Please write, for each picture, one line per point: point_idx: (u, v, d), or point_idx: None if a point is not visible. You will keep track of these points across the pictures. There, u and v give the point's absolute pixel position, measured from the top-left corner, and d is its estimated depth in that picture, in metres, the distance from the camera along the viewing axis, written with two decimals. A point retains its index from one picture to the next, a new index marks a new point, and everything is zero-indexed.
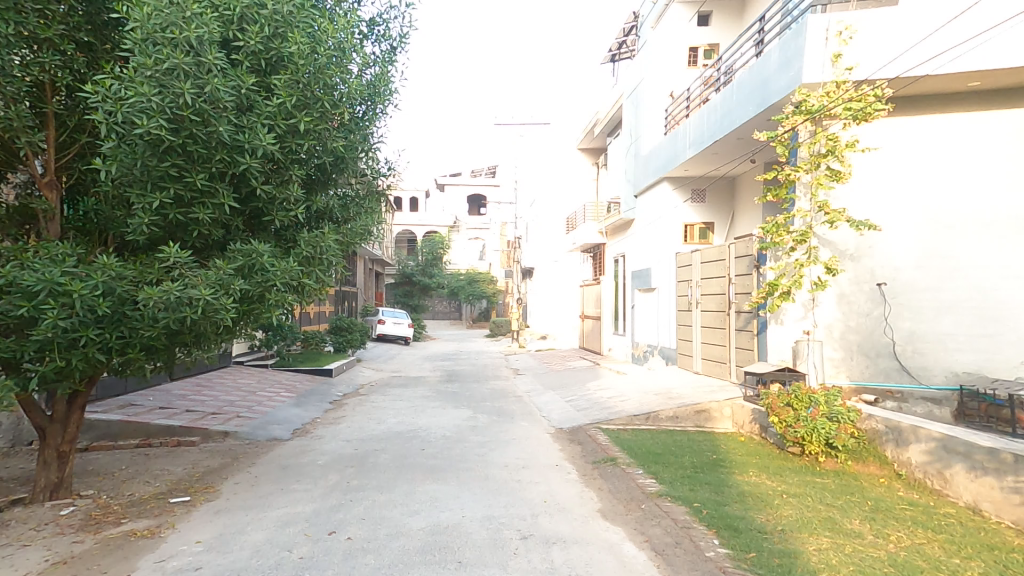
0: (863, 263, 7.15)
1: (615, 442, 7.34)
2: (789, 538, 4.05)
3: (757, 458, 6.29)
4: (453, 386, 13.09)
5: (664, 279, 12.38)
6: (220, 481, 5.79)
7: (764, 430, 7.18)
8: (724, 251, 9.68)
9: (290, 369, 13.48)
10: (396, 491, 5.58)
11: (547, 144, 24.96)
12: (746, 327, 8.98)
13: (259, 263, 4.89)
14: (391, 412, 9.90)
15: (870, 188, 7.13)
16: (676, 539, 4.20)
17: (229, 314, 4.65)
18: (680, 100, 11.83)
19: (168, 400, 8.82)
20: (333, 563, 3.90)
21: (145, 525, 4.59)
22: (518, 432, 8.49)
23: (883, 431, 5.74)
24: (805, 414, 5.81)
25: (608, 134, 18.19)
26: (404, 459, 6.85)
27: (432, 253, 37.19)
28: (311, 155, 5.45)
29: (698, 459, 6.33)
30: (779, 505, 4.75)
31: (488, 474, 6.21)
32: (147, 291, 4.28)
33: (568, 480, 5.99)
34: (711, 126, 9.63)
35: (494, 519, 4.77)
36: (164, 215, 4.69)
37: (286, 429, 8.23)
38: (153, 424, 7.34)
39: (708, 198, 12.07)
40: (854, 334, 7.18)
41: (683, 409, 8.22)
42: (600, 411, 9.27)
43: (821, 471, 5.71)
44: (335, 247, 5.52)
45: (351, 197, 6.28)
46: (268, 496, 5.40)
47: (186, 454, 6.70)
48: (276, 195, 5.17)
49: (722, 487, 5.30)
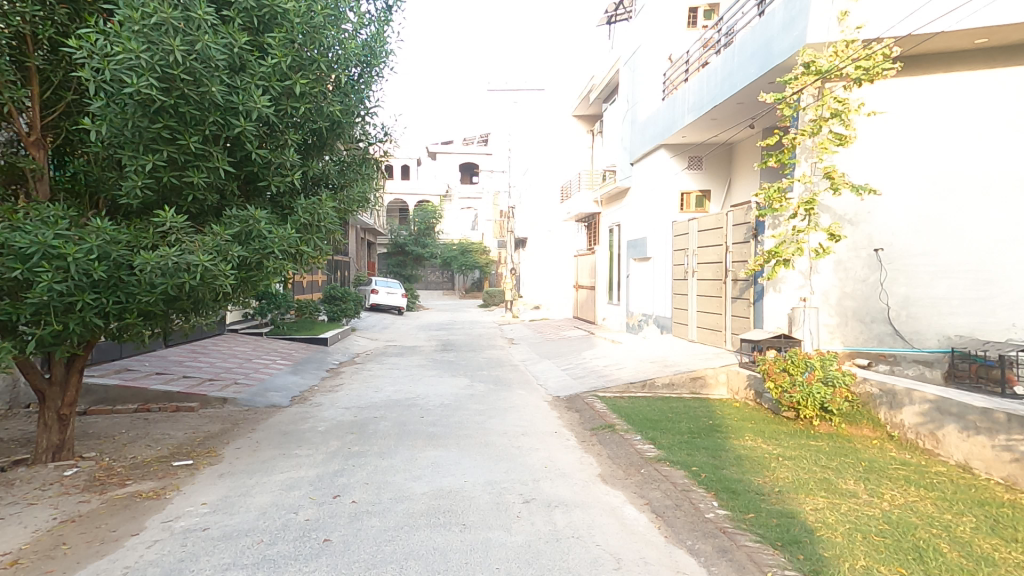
0: (861, 228, 7.17)
1: (612, 409, 7.45)
2: (787, 499, 4.14)
3: (752, 423, 6.40)
4: (449, 355, 13.16)
5: (661, 248, 12.40)
6: (221, 446, 5.81)
7: (759, 395, 7.29)
8: (721, 219, 9.65)
9: (285, 338, 13.44)
10: (398, 457, 5.63)
11: (542, 111, 24.56)
12: (742, 296, 9.02)
13: (256, 230, 4.87)
14: (389, 381, 9.94)
15: (872, 152, 7.08)
16: (677, 501, 4.28)
17: (228, 282, 4.64)
18: (678, 63, 11.57)
19: (164, 366, 8.80)
20: (340, 525, 3.96)
21: (150, 486, 4.61)
22: (516, 400, 8.57)
23: (877, 394, 5.84)
24: (801, 379, 5.92)
25: (604, 100, 17.90)
26: (404, 426, 6.90)
27: (424, 223, 36.78)
28: (308, 121, 5.32)
29: (695, 425, 6.45)
30: (777, 468, 4.86)
31: (488, 441, 6.28)
32: (143, 257, 4.25)
33: (567, 446, 6.07)
34: (711, 91, 9.49)
35: (495, 484, 4.85)
36: (157, 177, 4.54)
37: (284, 396, 8.26)
38: (150, 389, 7.31)
39: (706, 165, 12.03)
40: (850, 300, 7.26)
41: (679, 376, 8.33)
42: (597, 379, 9.37)
43: (815, 434, 5.84)
44: (332, 215, 5.51)
45: (346, 162, 6.20)
46: (270, 460, 5.43)
47: (186, 419, 6.69)
48: (271, 159, 5.08)
49: (719, 452, 5.40)
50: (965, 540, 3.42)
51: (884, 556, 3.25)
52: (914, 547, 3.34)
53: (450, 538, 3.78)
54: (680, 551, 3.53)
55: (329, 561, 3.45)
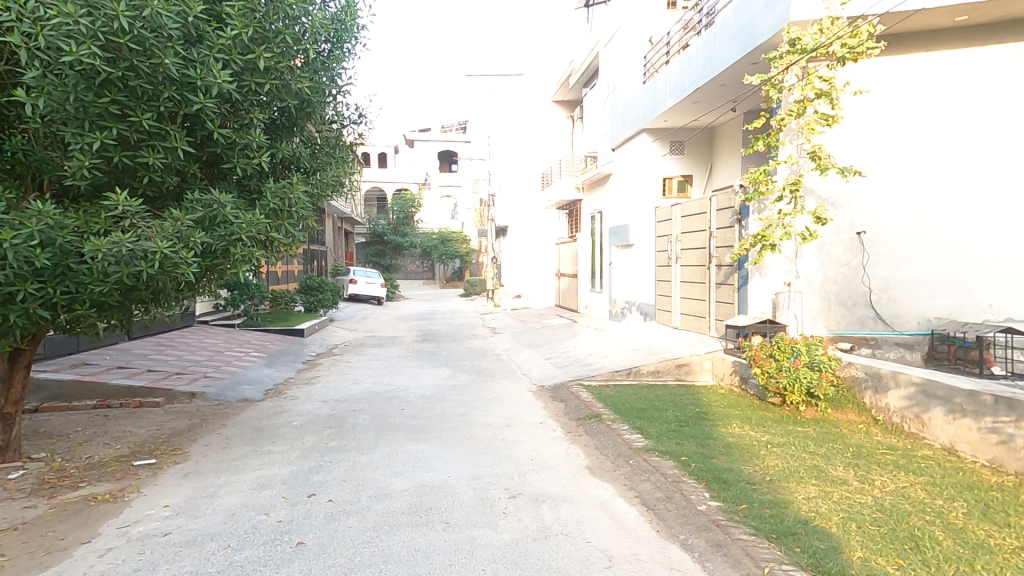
0: (844, 212, 7.07)
1: (598, 398, 7.32)
2: (778, 488, 4.01)
3: (738, 410, 6.31)
4: (430, 345, 12.91)
5: (643, 234, 12.28)
6: (188, 444, 5.50)
7: (744, 381, 7.20)
8: (705, 204, 9.53)
9: (259, 330, 13.00)
10: (378, 451, 5.40)
11: (521, 96, 24.18)
12: (726, 282, 8.94)
13: (221, 215, 4.64)
14: (368, 372, 9.67)
15: (858, 132, 6.95)
16: (667, 493, 4.14)
17: (190, 270, 4.39)
18: (658, 45, 11.32)
19: (127, 360, 8.39)
20: (315, 526, 3.73)
21: (107, 489, 4.30)
22: (500, 390, 8.39)
23: (862, 378, 5.75)
24: (787, 364, 5.84)
25: (584, 85, 17.66)
26: (384, 419, 6.67)
27: (403, 212, 36.08)
28: (274, 98, 5.02)
29: (681, 413, 6.35)
30: (765, 455, 4.75)
31: (472, 433, 6.08)
32: (94, 243, 3.96)
33: (553, 438, 5.91)
34: (693, 73, 9.34)
35: (480, 479, 4.66)
36: (107, 157, 4.19)
37: (257, 389, 7.94)
38: (110, 384, 6.92)
39: (688, 150, 11.92)
40: (833, 284, 7.18)
41: (664, 363, 8.24)
42: (581, 367, 9.24)
43: (801, 419, 5.76)
44: (304, 199, 5.28)
45: (318, 145, 5.91)
46: (240, 458, 5.15)
47: (150, 416, 6.35)
48: (235, 139, 4.79)
49: (707, 440, 5.29)
50: (959, 528, 3.34)
51: (881, 546, 3.13)
52: (910, 536, 3.24)
53: (433, 538, 3.58)
54: (674, 547, 3.40)
55: (301, 566, 3.22)
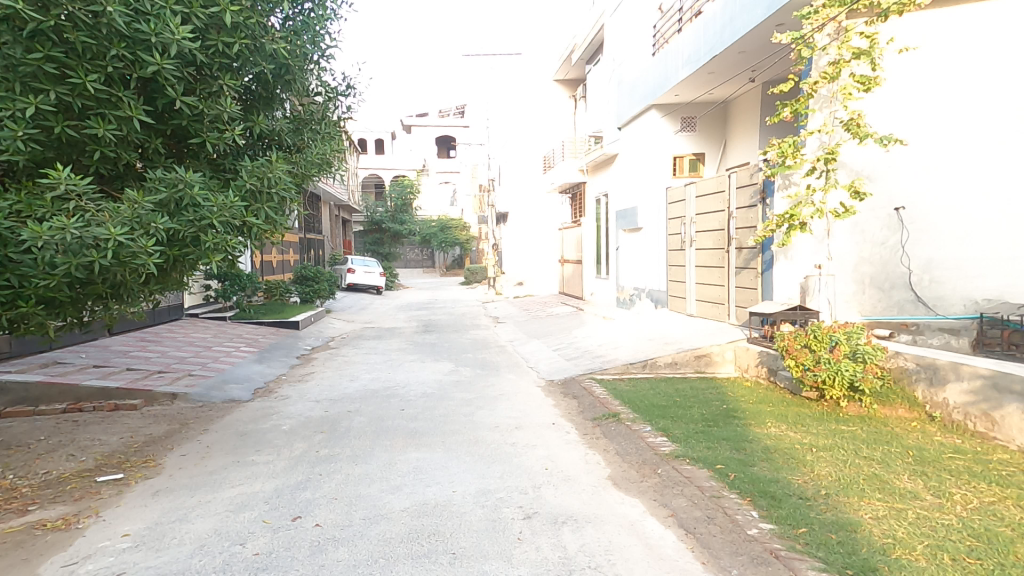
0: (881, 186, 6.41)
1: (613, 394, 6.77)
2: (838, 504, 3.42)
3: (770, 406, 5.73)
4: (430, 337, 12.34)
5: (653, 217, 11.63)
6: (163, 453, 4.92)
7: (773, 373, 6.60)
8: (723, 182, 8.89)
9: (251, 323, 12.41)
10: (374, 461, 4.84)
11: (521, 76, 23.34)
12: (747, 266, 8.34)
13: (188, 197, 4.06)
14: (365, 368, 9.10)
15: (900, 96, 6.27)
16: (707, 513, 3.55)
17: (152, 260, 3.81)
18: (668, 14, 10.58)
19: (105, 358, 7.81)
20: (298, 560, 3.17)
21: (59, 513, 3.74)
22: (506, 386, 7.83)
23: (913, 369, 5.15)
24: (826, 356, 5.25)
25: (587, 62, 16.90)
26: (382, 422, 6.11)
27: (401, 199, 35.28)
28: (246, 62, 4.42)
29: (708, 411, 5.77)
30: (813, 462, 4.12)
31: (477, 438, 5.53)
32: (33, 229, 3.38)
33: (568, 442, 5.37)
34: (709, 41, 8.65)
35: (489, 495, 4.10)
36: (46, 127, 3.58)
37: (245, 388, 7.36)
38: (82, 386, 6.36)
39: (700, 126, 11.23)
40: (868, 266, 6.55)
41: (682, 354, 7.68)
42: (591, 360, 8.66)
43: (844, 417, 5.18)
44: (285, 179, 4.71)
45: (301, 120, 5.34)
46: (220, 470, 4.57)
47: (124, 420, 5.77)
48: (203, 109, 4.19)
49: (742, 443, 4.70)
50: None
51: None
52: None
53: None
54: None
55: None
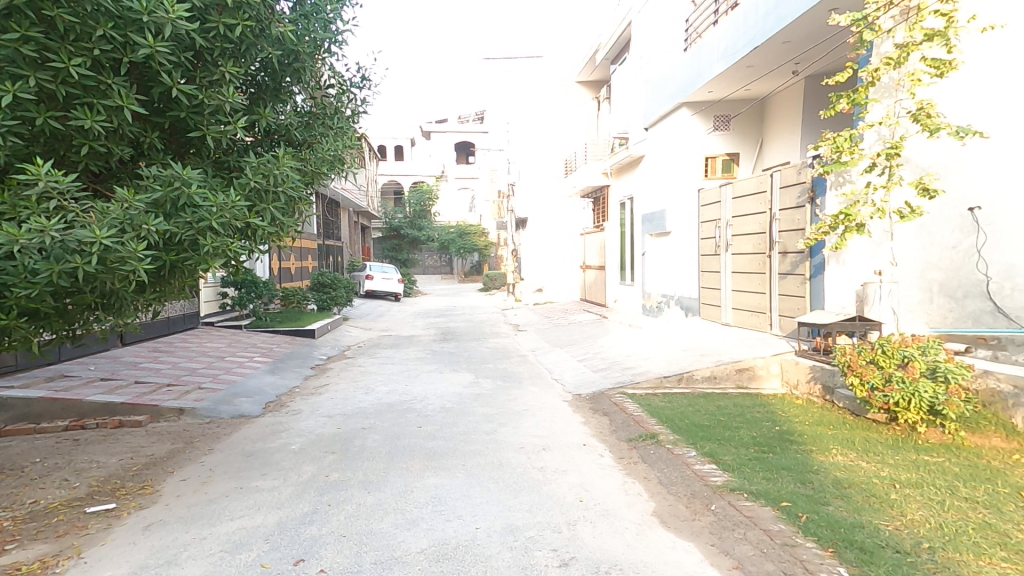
0: (954, 182, 5.77)
1: (649, 411, 6.19)
2: (945, 563, 2.83)
3: (832, 429, 5.11)
4: (449, 345, 11.89)
5: (683, 220, 11.03)
6: (162, 478, 4.50)
7: (830, 391, 5.97)
8: (765, 182, 8.28)
9: (266, 331, 12.08)
10: (388, 489, 4.35)
11: (542, 78, 22.93)
12: (793, 272, 7.73)
13: (184, 196, 3.64)
14: (381, 379, 8.66)
15: (979, 82, 5.62)
16: (782, 567, 2.98)
17: (144, 267, 3.38)
18: (702, 8, 10.05)
19: (114, 370, 7.48)
20: None
21: (38, 554, 3.32)
22: (530, 400, 7.30)
23: (1009, 392, 4.50)
24: (899, 375, 4.68)
25: (612, 62, 16.40)
26: (398, 440, 5.63)
27: (420, 204, 35.06)
28: (250, 47, 4.00)
29: (759, 433, 5.17)
30: (900, 503, 3.51)
31: (501, 461, 5.01)
32: (8, 232, 2.95)
33: (603, 467, 4.82)
34: (749, 31, 8.10)
35: (517, 533, 3.58)
36: (27, 119, 3.17)
37: (256, 402, 6.96)
38: (85, 401, 6.00)
39: (735, 126, 10.63)
40: (937, 271, 5.92)
41: (722, 367, 7.08)
42: (621, 372, 8.08)
43: (926, 445, 4.55)
44: (293, 176, 4.29)
45: (312, 114, 4.96)
46: (221, 499, 4.12)
47: (126, 439, 5.39)
48: (204, 99, 3.77)
49: (807, 475, 4.10)
50: None
51: None
52: None
53: None
54: None
55: None
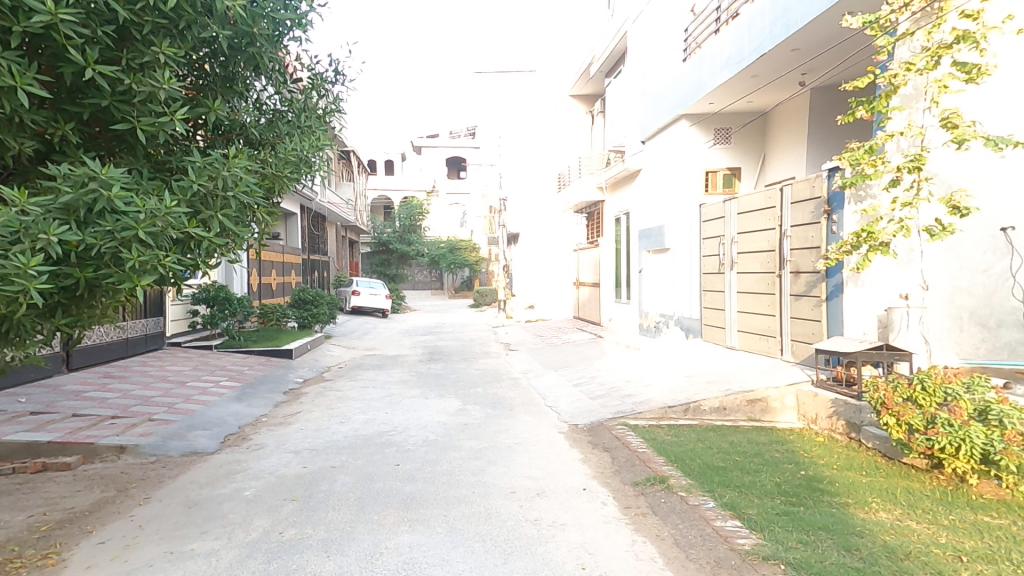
0: (987, 199, 5.25)
1: (655, 447, 5.54)
2: None
3: (867, 477, 4.46)
4: (435, 367, 11.15)
5: (684, 236, 10.48)
6: (75, 541, 3.75)
7: (855, 429, 5.33)
8: (774, 197, 7.76)
9: (239, 352, 11.29)
10: (352, 550, 3.63)
11: (534, 93, 22.55)
12: (808, 293, 7.15)
13: (103, 200, 2.93)
14: (359, 405, 7.91)
15: (1014, 88, 5.14)
16: None
17: (37, 285, 2.69)
18: (701, 16, 9.63)
19: (51, 403, 6.67)
20: None
21: None
22: (523, 432, 6.59)
23: None
24: (947, 418, 4.05)
25: (607, 75, 16.02)
26: (370, 483, 4.90)
27: (410, 219, 34.48)
28: (191, 25, 3.38)
29: (783, 479, 4.52)
30: None
31: (489, 511, 4.30)
32: None
33: (607, 520, 4.13)
34: (754, 39, 7.63)
35: None
36: None
37: (213, 436, 6.21)
38: (5, 440, 5.22)
39: (736, 139, 10.14)
40: (966, 296, 5.37)
41: (732, 398, 6.45)
42: (621, 400, 7.41)
43: (982, 502, 3.91)
44: (246, 177, 3.62)
45: (274, 112, 4.42)
46: (140, 570, 3.38)
47: (47, 487, 4.62)
48: (130, 83, 3.11)
49: (850, 538, 3.45)
50: None
51: None
52: None
53: None
54: None
55: None
